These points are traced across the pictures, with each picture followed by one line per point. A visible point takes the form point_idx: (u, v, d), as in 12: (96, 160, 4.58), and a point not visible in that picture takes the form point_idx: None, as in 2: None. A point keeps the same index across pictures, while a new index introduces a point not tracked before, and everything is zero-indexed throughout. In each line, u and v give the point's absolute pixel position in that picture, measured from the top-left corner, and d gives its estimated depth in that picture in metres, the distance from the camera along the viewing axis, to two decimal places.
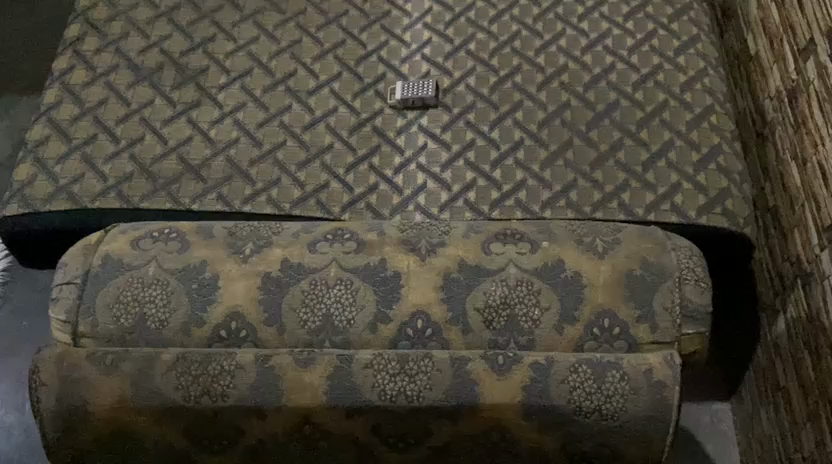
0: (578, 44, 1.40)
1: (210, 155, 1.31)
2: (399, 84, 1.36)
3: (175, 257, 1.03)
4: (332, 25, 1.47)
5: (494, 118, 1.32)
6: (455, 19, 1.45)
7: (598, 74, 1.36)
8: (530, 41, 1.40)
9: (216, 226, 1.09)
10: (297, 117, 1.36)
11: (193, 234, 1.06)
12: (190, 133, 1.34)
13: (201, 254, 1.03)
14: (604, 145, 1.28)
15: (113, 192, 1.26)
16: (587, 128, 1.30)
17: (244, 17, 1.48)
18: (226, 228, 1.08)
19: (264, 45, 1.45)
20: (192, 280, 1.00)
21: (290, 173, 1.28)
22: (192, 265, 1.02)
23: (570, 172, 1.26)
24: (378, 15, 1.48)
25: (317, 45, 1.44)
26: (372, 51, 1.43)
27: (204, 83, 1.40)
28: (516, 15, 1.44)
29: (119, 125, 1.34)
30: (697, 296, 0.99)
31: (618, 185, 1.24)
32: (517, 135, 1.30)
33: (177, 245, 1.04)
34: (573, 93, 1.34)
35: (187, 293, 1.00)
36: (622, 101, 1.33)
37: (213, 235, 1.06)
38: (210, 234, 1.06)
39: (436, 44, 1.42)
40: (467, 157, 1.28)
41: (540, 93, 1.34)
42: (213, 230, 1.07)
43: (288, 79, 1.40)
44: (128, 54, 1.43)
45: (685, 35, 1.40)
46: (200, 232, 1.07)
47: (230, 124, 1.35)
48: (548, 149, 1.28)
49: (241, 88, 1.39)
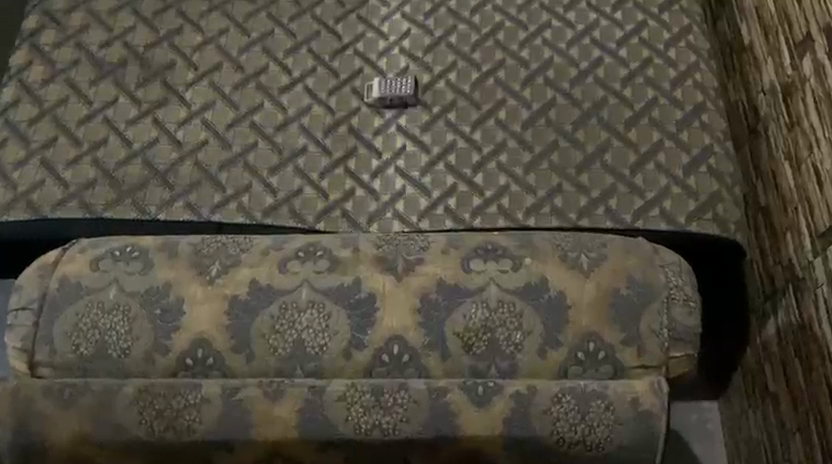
0: (564, 37, 1.33)
1: (177, 159, 1.24)
2: (377, 81, 1.29)
3: (137, 278, 0.97)
4: (306, 15, 1.39)
5: (476, 117, 1.26)
6: (435, 9, 1.38)
7: (585, 70, 1.29)
8: (514, 33, 1.34)
9: (180, 239, 1.03)
10: (269, 116, 1.29)
11: (156, 251, 1.00)
12: (157, 135, 1.27)
13: (164, 274, 0.98)
14: (591, 146, 1.23)
15: (75, 200, 1.20)
16: (573, 128, 1.24)
17: (213, 8, 1.40)
18: (191, 242, 1.02)
19: (234, 38, 1.37)
20: (155, 304, 0.95)
21: (261, 179, 1.22)
22: (155, 287, 0.96)
23: (555, 176, 1.20)
24: (355, 5, 1.40)
25: (290, 38, 1.37)
26: (348, 43, 1.36)
27: (171, 79, 1.32)
28: (499, 5, 1.37)
29: (81, 126, 1.27)
30: (685, 318, 0.95)
31: (606, 189, 1.19)
32: (500, 136, 1.24)
33: (140, 264, 0.99)
34: (559, 90, 1.28)
35: (149, 318, 0.94)
36: (610, 98, 1.27)
37: (177, 251, 1.00)
38: (173, 251, 1.00)
39: (415, 37, 1.35)
40: (448, 161, 1.22)
41: (524, 90, 1.28)
42: (177, 246, 1.01)
43: (260, 75, 1.33)
44: (90, 48, 1.35)
45: (676, 27, 1.34)
46: (163, 249, 1.01)
47: (199, 125, 1.28)
48: (533, 151, 1.23)
49: (210, 86, 1.32)
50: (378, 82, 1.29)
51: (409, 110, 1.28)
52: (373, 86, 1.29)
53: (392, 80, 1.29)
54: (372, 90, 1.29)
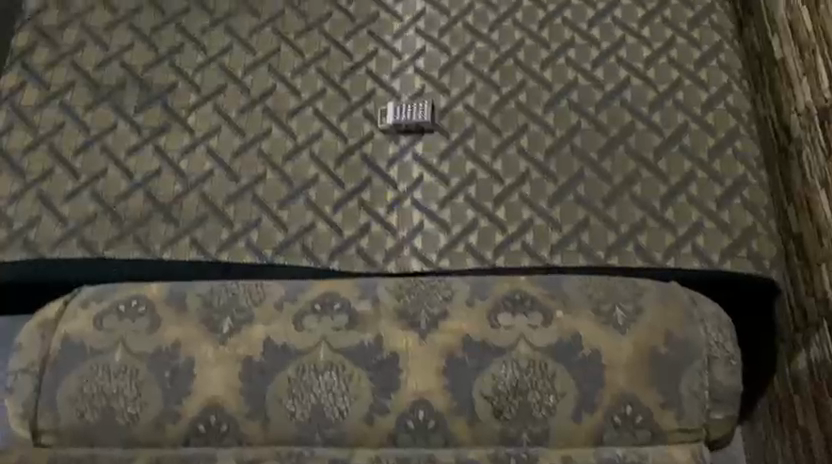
0: (589, 56, 1.25)
1: (181, 191, 1.18)
2: (392, 106, 1.22)
3: (143, 336, 0.91)
4: (314, 31, 1.32)
5: (497, 145, 1.19)
6: (451, 24, 1.30)
7: (611, 92, 1.22)
8: (535, 52, 1.26)
9: (186, 289, 0.96)
10: (278, 143, 1.22)
11: (163, 304, 0.94)
12: (159, 165, 1.20)
13: (171, 332, 0.92)
14: (619, 177, 1.16)
15: (74, 238, 1.13)
16: (600, 156, 1.18)
17: (215, 23, 1.32)
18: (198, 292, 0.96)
19: (238, 57, 1.29)
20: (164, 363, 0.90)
21: (271, 213, 1.16)
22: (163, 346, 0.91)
23: (581, 210, 1.14)
24: (365, 19, 1.32)
25: (297, 56, 1.29)
26: (359, 62, 1.28)
27: (172, 103, 1.25)
28: (519, 20, 1.29)
29: (78, 156, 1.20)
30: (727, 378, 0.90)
31: (635, 224, 1.13)
32: (522, 165, 1.17)
33: (145, 320, 0.92)
34: (583, 114, 1.21)
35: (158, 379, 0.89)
36: (638, 124, 1.20)
37: (183, 305, 0.94)
38: (181, 304, 0.94)
39: (430, 56, 1.28)
40: (468, 193, 1.16)
41: (547, 115, 1.21)
42: (183, 297, 0.95)
43: (266, 97, 1.26)
44: (86, 69, 1.28)
45: (706, 44, 1.26)
46: (170, 301, 0.94)
47: (203, 154, 1.21)
48: (557, 182, 1.16)
49: (215, 110, 1.25)
50: (393, 107, 1.22)
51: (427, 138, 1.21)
52: (387, 113, 1.22)
53: (407, 105, 1.22)
54: (386, 116, 1.22)
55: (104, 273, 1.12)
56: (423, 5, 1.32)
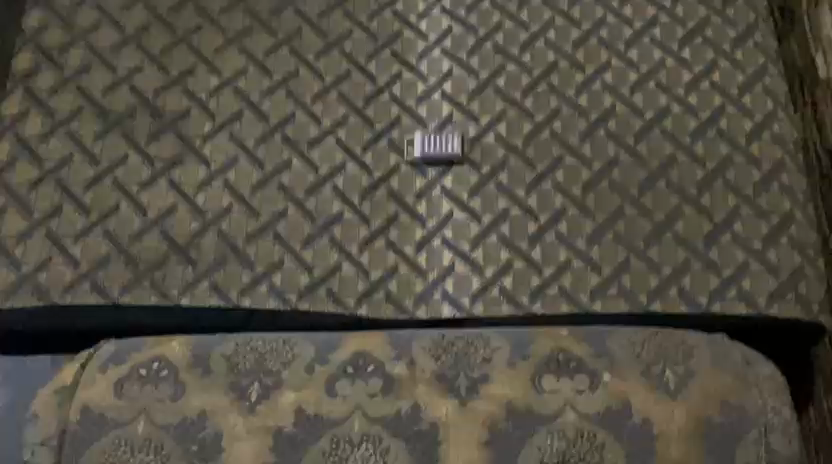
0: (626, 80, 1.19)
1: (199, 229, 1.12)
2: (419, 137, 1.15)
3: (170, 404, 0.87)
4: (333, 51, 1.24)
5: (530, 179, 1.13)
6: (479, 44, 1.23)
7: (650, 120, 1.16)
8: (569, 76, 1.19)
9: (213, 348, 0.92)
10: (299, 177, 1.15)
11: (189, 366, 0.90)
12: (174, 200, 1.13)
13: (199, 399, 0.87)
14: (660, 214, 1.11)
15: (87, 282, 1.07)
16: (639, 192, 1.12)
17: (229, 42, 1.25)
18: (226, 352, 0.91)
19: (254, 80, 1.22)
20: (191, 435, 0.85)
21: (294, 253, 1.10)
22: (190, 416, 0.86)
23: (621, 250, 1.08)
24: (388, 38, 1.25)
25: (317, 79, 1.22)
26: (383, 87, 1.21)
27: (186, 131, 1.18)
28: (551, 40, 1.22)
29: (88, 191, 1.13)
30: (784, 447, 0.86)
31: (678, 266, 1.08)
32: (558, 202, 1.11)
33: (170, 387, 0.88)
34: (622, 145, 1.14)
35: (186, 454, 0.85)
36: (680, 155, 1.14)
37: (211, 368, 0.90)
38: (208, 367, 0.90)
39: (458, 79, 1.21)
40: (501, 231, 1.10)
41: (583, 146, 1.15)
42: (210, 359, 0.90)
43: (285, 125, 1.19)
44: (92, 94, 1.20)
45: (750, 67, 1.20)
46: (196, 363, 0.90)
47: (220, 188, 1.15)
48: (595, 220, 1.10)
49: (231, 139, 1.18)
50: (420, 138, 1.15)
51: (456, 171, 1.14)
52: (415, 145, 1.15)
53: (435, 136, 1.15)
54: (414, 149, 1.15)
55: (118, 321, 1.06)
56: (450, 23, 1.24)
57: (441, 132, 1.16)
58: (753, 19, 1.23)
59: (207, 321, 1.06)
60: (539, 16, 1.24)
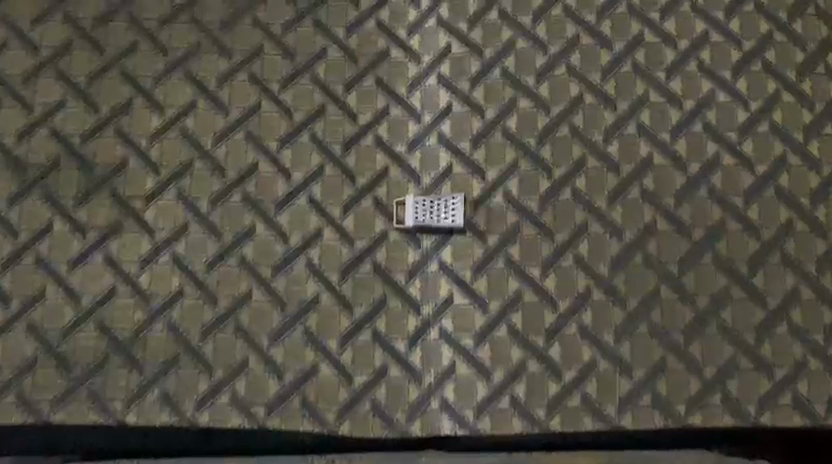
0: (666, 121, 0.96)
1: (144, 321, 0.92)
2: (411, 203, 0.94)
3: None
4: (303, 77, 1.00)
5: (548, 253, 0.92)
6: (485, 70, 0.98)
7: (694, 176, 0.94)
8: (596, 115, 0.96)
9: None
10: (264, 249, 0.94)
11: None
12: (112, 282, 0.93)
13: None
14: (703, 299, 0.91)
15: (13, 393, 0.90)
16: (680, 270, 0.92)
17: (172, 66, 1.00)
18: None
19: (206, 119, 0.99)
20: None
21: (260, 351, 0.91)
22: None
23: (655, 347, 0.90)
24: (371, 60, 1.00)
25: (284, 117, 0.99)
26: (365, 126, 0.98)
27: (122, 190, 0.96)
28: (575, 65, 0.98)
29: (8, 273, 0.94)
30: None
31: (722, 366, 0.90)
32: (581, 283, 0.91)
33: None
34: (659, 210, 0.94)
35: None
36: (728, 222, 0.93)
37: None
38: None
39: (459, 117, 0.97)
40: (511, 322, 0.91)
41: (612, 210, 0.93)
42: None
43: (246, 179, 0.97)
44: (5, 141, 0.97)
45: (822, 101, 0.96)
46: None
47: (167, 265, 0.94)
48: (625, 307, 0.91)
49: (179, 199, 0.96)
50: (413, 204, 0.94)
51: (457, 243, 0.94)
52: (406, 212, 0.94)
53: (433, 202, 0.94)
54: (405, 218, 0.94)
55: (50, 442, 0.89)
56: (448, 40, 0.99)
57: (439, 196, 0.94)
58: (827, 34, 0.98)
59: (159, 444, 0.89)
60: (559, 33, 0.99)
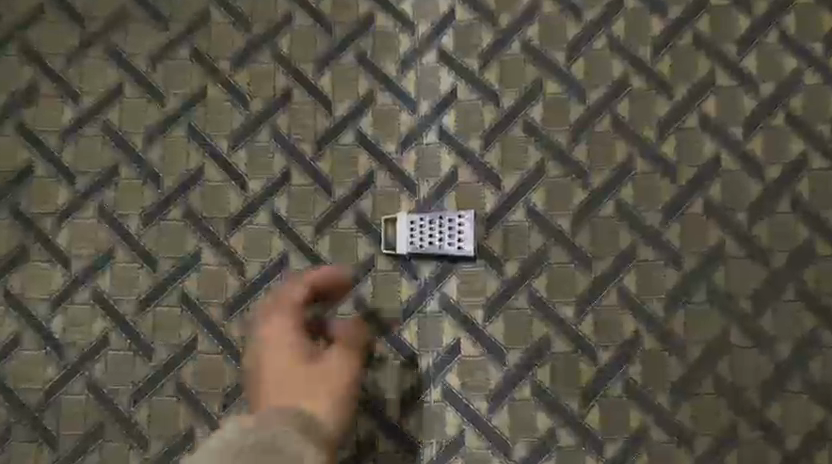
0: (736, 112, 0.73)
1: (57, 379, 0.71)
2: (403, 225, 0.72)
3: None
4: (261, 54, 0.76)
5: (583, 287, 0.71)
6: (500, 43, 0.75)
7: (774, 184, 0.72)
8: (645, 103, 0.73)
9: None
10: (212, 282, 0.72)
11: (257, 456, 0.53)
12: (16, 327, 0.72)
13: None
14: (785, 347, 0.70)
15: None
16: (755, 308, 0.71)
17: (89, 40, 0.77)
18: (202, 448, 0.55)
19: (135, 111, 0.76)
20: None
21: (209, 419, 0.70)
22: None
23: (722, 410, 0.69)
24: (351, 30, 0.76)
25: (237, 107, 0.75)
26: (343, 118, 0.75)
27: (27, 206, 0.74)
28: (617, 36, 0.74)
29: None
30: None
31: (811, 435, 0.69)
32: (626, 326, 0.70)
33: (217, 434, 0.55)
34: (728, 229, 0.72)
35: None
36: (819, 245, 0.71)
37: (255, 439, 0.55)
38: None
39: (466, 107, 0.74)
40: (536, 380, 0.70)
41: (666, 230, 0.72)
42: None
43: (188, 189, 0.74)
44: None
45: None
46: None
47: (86, 305, 0.72)
48: (683, 358, 0.70)
49: (101, 216, 0.74)
50: (405, 227, 0.72)
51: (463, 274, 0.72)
52: (397, 238, 0.72)
53: (431, 223, 0.71)
54: (396, 246, 0.72)
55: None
56: (452, 3, 0.75)
57: (439, 214, 0.72)
58: None
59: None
60: None
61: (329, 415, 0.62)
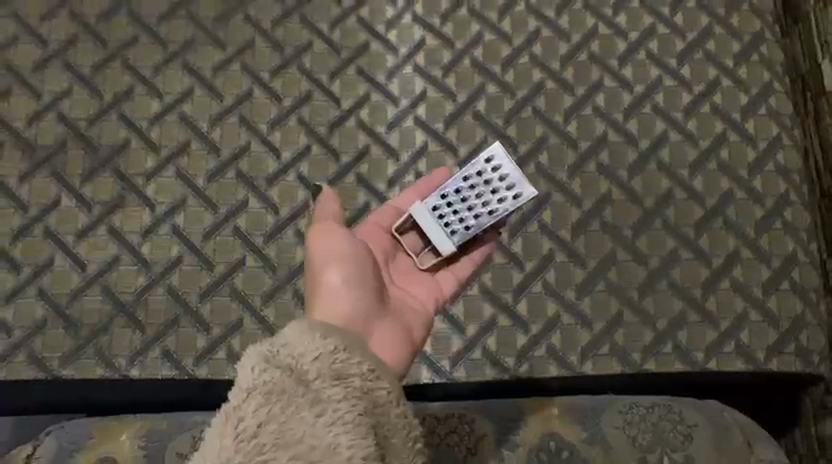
0: (619, 104, 1.07)
1: (145, 284, 1.00)
2: (425, 214, 0.87)
3: (292, 404, 0.64)
4: (292, 67, 1.09)
5: (514, 221, 1.02)
6: (457, 60, 1.09)
7: (645, 151, 1.05)
8: (557, 98, 1.07)
9: (237, 434, 0.61)
10: (256, 220, 1.03)
11: (271, 382, 0.65)
12: (116, 250, 1.01)
13: (277, 401, 0.64)
14: (655, 259, 1.02)
15: (24, 352, 0.97)
16: (633, 234, 1.02)
17: (171, 56, 1.09)
18: (220, 421, 0.62)
19: (202, 104, 1.07)
20: (316, 348, 0.67)
21: (254, 311, 0.99)
22: (325, 353, 0.67)
23: (613, 302, 1.00)
24: (353, 51, 1.10)
25: (274, 102, 1.08)
26: (348, 110, 1.08)
27: (125, 168, 1.05)
28: (537, 55, 1.09)
29: (17, 244, 1.01)
30: None
31: (673, 318, 1.00)
32: (545, 246, 1.01)
33: (303, 357, 0.66)
34: (615, 181, 1.04)
35: (345, 395, 0.66)
36: (677, 192, 1.04)
37: (268, 379, 0.64)
38: (265, 433, 0.62)
39: (434, 102, 1.07)
40: (484, 281, 1.00)
41: (571, 182, 1.04)
42: (253, 421, 0.62)
43: (239, 158, 1.05)
44: (15, 126, 1.05)
45: (756, 85, 1.08)
46: (302, 426, 0.63)
47: (167, 235, 1.02)
48: (585, 267, 1.01)
49: (177, 175, 1.04)
50: (428, 217, 0.87)
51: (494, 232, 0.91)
52: (433, 231, 0.87)
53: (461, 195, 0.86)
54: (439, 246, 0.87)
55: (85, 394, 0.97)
56: (423, 32, 1.10)
57: (462, 176, 0.86)
58: (758, 27, 1.11)
59: (176, 394, 0.97)
60: (522, 26, 1.10)
61: (343, 290, 0.78)
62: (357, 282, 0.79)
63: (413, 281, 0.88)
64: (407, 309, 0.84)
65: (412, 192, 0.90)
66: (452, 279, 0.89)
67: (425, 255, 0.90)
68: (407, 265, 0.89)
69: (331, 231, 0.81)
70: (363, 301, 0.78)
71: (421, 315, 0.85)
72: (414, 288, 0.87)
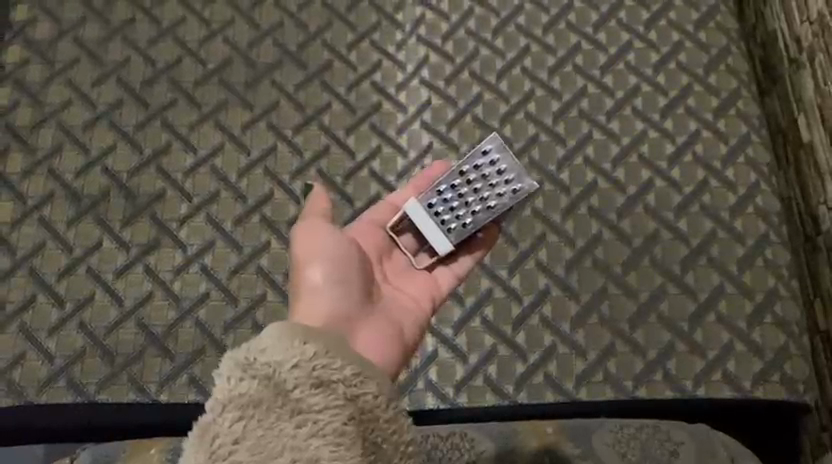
0: (607, 153, 1.18)
1: (175, 317, 1.10)
2: (422, 210, 0.97)
3: (269, 414, 0.71)
4: (313, 124, 1.22)
5: (513, 258, 1.11)
6: (460, 116, 1.21)
7: (633, 195, 1.15)
8: (550, 149, 1.18)
9: (218, 444, 0.69)
10: (276, 259, 1.13)
11: (250, 393, 0.72)
12: (150, 287, 1.12)
13: (255, 411, 0.71)
14: (644, 294, 1.10)
15: (63, 379, 1.06)
16: (623, 270, 1.11)
17: (204, 116, 1.22)
18: (198, 435, 0.70)
19: (232, 157, 1.20)
20: (295, 356, 0.74)
21: None
22: (304, 361, 0.74)
23: (606, 332, 1.08)
24: (367, 110, 1.22)
25: (295, 155, 1.20)
26: (362, 161, 1.19)
27: (160, 214, 1.16)
28: (532, 112, 1.20)
29: (62, 281, 1.12)
30: None
31: (663, 348, 1.07)
32: (542, 282, 1.10)
33: (282, 364, 0.73)
34: (605, 223, 1.13)
35: (324, 400, 0.73)
36: (663, 232, 1.13)
37: (246, 391, 0.72)
38: (244, 443, 0.69)
39: (439, 154, 1.19)
40: (485, 314, 1.08)
41: (565, 223, 1.13)
42: (233, 432, 0.70)
43: (263, 204, 1.17)
44: (65, 177, 1.18)
45: (734, 136, 1.18)
46: (282, 434, 0.70)
47: (196, 273, 1.13)
48: (579, 300, 1.09)
49: (207, 220, 1.16)
50: (424, 212, 0.97)
51: (492, 231, 1.00)
52: (429, 224, 0.97)
53: (457, 192, 0.97)
54: (434, 243, 0.97)
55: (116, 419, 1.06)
56: (429, 93, 1.22)
57: (458, 173, 0.97)
58: (735, 84, 1.22)
59: (189, 422, 1.06)
60: (519, 87, 1.22)
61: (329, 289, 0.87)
62: (343, 282, 0.88)
63: (410, 279, 0.97)
64: (398, 311, 0.93)
65: (411, 188, 1.00)
66: (447, 276, 0.99)
67: (423, 256, 1.00)
68: (402, 261, 0.99)
69: (317, 233, 0.89)
70: (348, 301, 0.88)
71: (413, 312, 0.94)
72: (408, 286, 0.96)
